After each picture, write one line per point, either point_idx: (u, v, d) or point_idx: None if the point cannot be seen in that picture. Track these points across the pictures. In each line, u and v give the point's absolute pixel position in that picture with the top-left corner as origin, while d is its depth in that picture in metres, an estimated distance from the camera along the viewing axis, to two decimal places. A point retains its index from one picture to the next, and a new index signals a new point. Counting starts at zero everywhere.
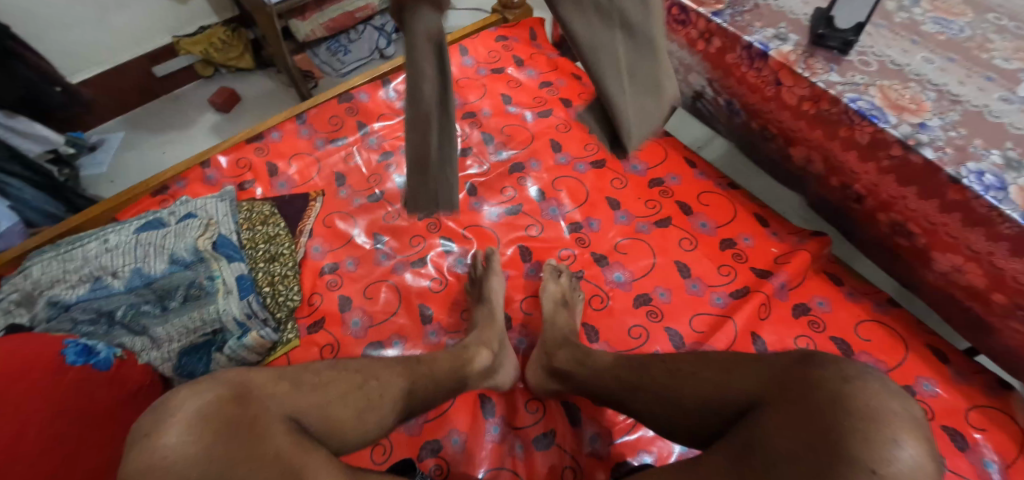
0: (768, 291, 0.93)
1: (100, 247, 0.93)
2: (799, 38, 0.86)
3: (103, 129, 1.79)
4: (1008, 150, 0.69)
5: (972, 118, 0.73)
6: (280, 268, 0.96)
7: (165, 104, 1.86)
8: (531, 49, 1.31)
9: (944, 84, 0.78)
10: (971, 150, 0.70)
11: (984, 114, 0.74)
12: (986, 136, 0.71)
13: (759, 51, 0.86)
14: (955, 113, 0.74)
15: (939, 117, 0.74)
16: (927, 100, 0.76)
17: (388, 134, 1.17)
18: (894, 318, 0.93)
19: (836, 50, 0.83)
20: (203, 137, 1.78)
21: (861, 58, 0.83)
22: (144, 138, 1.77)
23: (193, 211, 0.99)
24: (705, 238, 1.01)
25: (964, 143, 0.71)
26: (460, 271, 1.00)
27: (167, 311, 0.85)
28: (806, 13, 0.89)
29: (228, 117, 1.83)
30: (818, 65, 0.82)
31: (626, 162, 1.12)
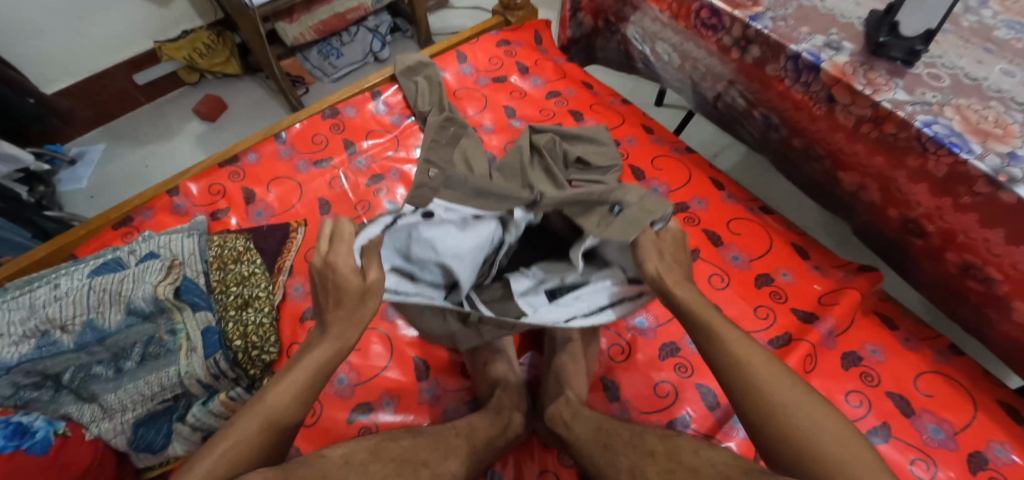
0: (814, 339, 0.81)
1: (49, 293, 0.81)
2: (854, 46, 0.73)
3: (82, 141, 1.67)
4: None
5: None
6: (254, 315, 0.83)
7: (148, 113, 1.73)
8: (536, 55, 1.18)
9: None
10: None
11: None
12: None
13: (809, 63, 0.73)
14: None
15: None
16: (1014, 122, 0.64)
17: (378, 153, 1.04)
18: (957, 368, 0.81)
19: (900, 61, 0.71)
20: (187, 148, 1.66)
21: (930, 71, 0.70)
22: (125, 151, 1.65)
23: (156, 249, 0.86)
24: (738, 274, 0.89)
25: None
26: None
27: (121, 373, 0.75)
28: (860, 17, 0.76)
29: (214, 126, 1.71)
30: (880, 80, 0.69)
31: (645, 184, 0.99)
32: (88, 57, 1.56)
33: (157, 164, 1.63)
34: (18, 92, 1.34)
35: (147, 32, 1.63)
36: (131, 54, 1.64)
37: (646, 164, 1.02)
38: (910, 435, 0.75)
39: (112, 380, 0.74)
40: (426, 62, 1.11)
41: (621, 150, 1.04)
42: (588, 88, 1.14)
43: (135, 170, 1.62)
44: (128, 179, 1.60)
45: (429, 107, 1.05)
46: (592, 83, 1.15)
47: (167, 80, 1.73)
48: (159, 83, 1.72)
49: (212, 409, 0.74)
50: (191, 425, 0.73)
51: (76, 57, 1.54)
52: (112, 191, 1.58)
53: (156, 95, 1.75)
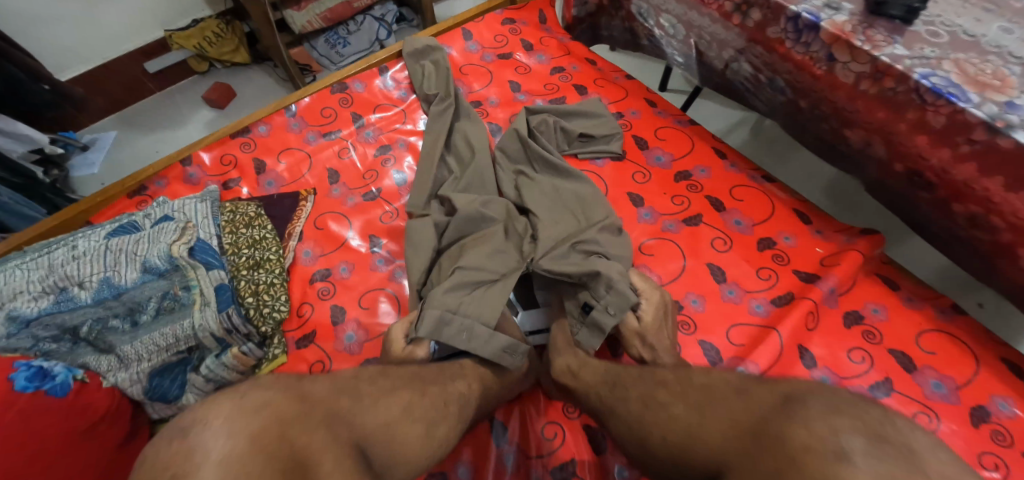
0: (816, 298, 0.82)
1: (67, 254, 0.84)
2: (853, 6, 0.75)
3: (95, 128, 1.70)
4: None
5: None
6: (266, 276, 0.85)
7: (159, 101, 1.77)
8: (540, 33, 1.20)
9: None
10: None
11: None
12: None
13: (809, 22, 0.75)
14: None
15: None
16: (1012, 75, 0.65)
17: (385, 126, 1.06)
18: (960, 326, 0.82)
19: (898, 19, 0.72)
20: (197, 134, 1.69)
21: (928, 28, 0.71)
22: (136, 137, 1.68)
23: (170, 213, 0.89)
24: (740, 237, 0.90)
25: None
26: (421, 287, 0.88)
27: (137, 326, 0.76)
28: None
29: (223, 113, 1.74)
30: (879, 37, 0.71)
31: (648, 153, 1.01)
32: (101, 45, 1.59)
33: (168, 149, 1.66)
34: (33, 79, 1.36)
35: (160, 21, 1.66)
36: (143, 42, 1.67)
37: (649, 135, 1.03)
38: (912, 390, 0.76)
39: (129, 332, 0.75)
40: (434, 45, 1.12)
41: (624, 122, 1.05)
42: (592, 64, 1.16)
43: (146, 155, 1.65)
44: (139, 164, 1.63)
45: (436, 91, 1.06)
46: (595, 60, 1.17)
47: (177, 68, 1.76)
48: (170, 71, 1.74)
49: (226, 361, 0.76)
50: (205, 376, 0.75)
51: (90, 46, 1.57)
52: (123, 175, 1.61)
53: (166, 83, 1.78)
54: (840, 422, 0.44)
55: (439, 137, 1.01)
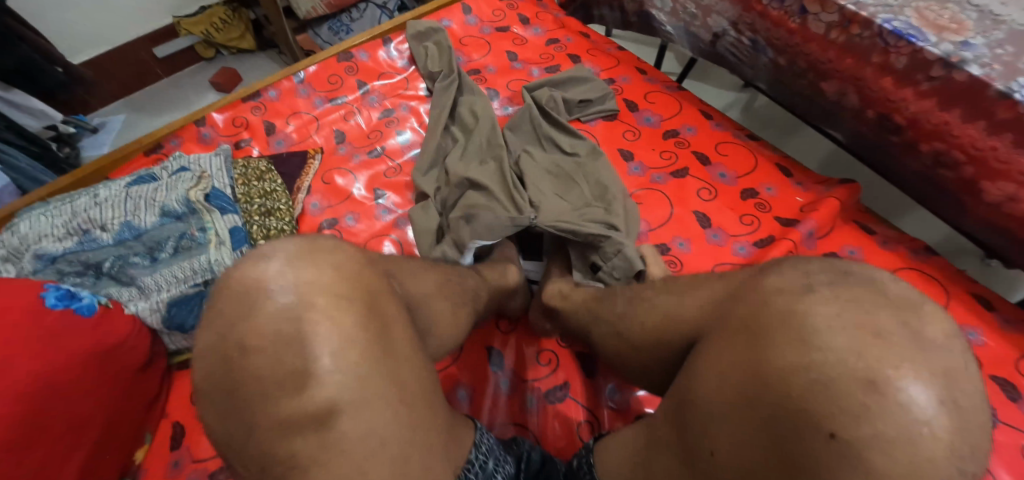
0: (795, 239, 0.87)
1: (89, 201, 0.88)
2: None
3: (105, 111, 1.74)
4: None
5: (1019, 36, 0.68)
6: (276, 222, 0.90)
7: (168, 85, 1.82)
8: (536, 8, 1.26)
9: (985, 5, 0.72)
10: (1021, 66, 0.66)
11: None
12: None
13: None
14: (1001, 31, 0.69)
15: (983, 35, 0.69)
16: (969, 19, 0.71)
17: (388, 92, 1.12)
18: (933, 265, 0.86)
19: None
20: None
21: None
22: (145, 119, 1.73)
23: (186, 165, 0.94)
24: (725, 188, 0.95)
25: (1013, 59, 0.66)
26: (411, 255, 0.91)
27: (157, 262, 0.81)
28: None
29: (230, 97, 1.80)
30: None
31: (638, 115, 1.06)
32: (113, 30, 1.67)
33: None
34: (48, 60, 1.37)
35: (167, 7, 1.74)
36: (152, 28, 1.75)
37: (639, 98, 1.09)
38: None
39: (148, 267, 0.81)
40: (437, 28, 1.17)
41: (615, 87, 1.11)
42: (586, 36, 1.22)
43: None
44: None
45: (440, 68, 1.11)
46: (589, 33, 1.23)
47: (186, 54, 1.82)
48: (179, 56, 1.81)
49: None
50: None
51: (104, 32, 1.65)
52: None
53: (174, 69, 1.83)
54: (809, 269, 0.49)
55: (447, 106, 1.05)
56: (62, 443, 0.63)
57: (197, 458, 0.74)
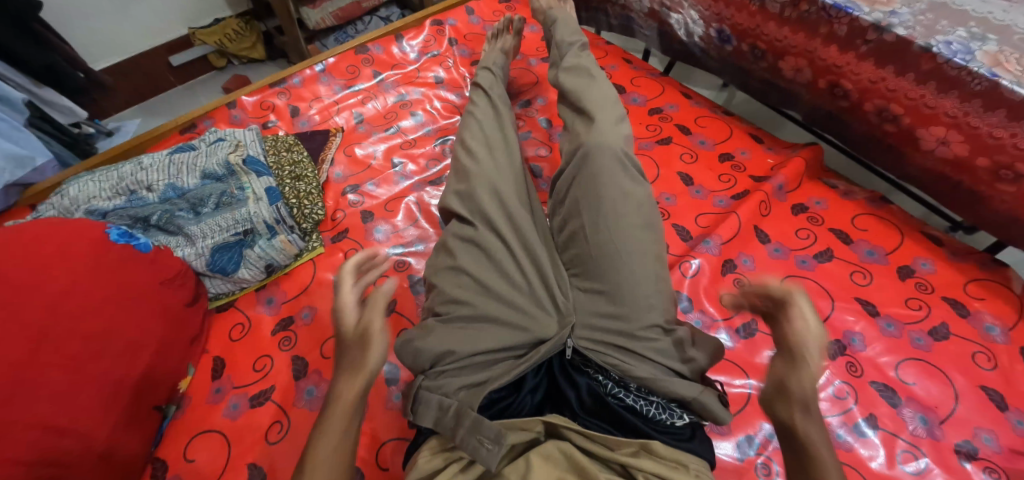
0: (767, 190, 0.99)
1: (135, 166, 0.97)
2: None
3: (119, 116, 1.82)
4: (971, 27, 0.79)
5: (937, 6, 0.83)
6: (305, 186, 1.00)
7: (183, 93, 1.91)
8: (531, 10, 1.40)
9: None
10: (938, 28, 0.80)
11: (948, 3, 0.84)
12: (950, 18, 0.81)
13: None
14: (922, 3, 0.84)
15: (908, 7, 0.84)
16: None
17: (401, 80, 1.24)
18: (888, 211, 0.98)
19: None
20: None
21: None
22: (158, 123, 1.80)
23: (222, 136, 1.03)
24: (704, 153, 1.07)
25: (932, 23, 0.81)
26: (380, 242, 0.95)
27: (200, 215, 0.90)
28: None
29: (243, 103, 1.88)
30: None
31: (626, 96, 1.19)
32: (133, 41, 1.78)
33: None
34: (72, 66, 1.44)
35: (183, 19, 1.85)
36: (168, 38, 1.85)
37: (626, 83, 1.22)
38: (849, 256, 0.92)
39: (193, 219, 0.89)
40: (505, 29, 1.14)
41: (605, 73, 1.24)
42: None
43: None
44: None
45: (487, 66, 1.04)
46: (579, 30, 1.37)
47: (198, 63, 1.92)
48: (191, 65, 1.91)
49: (276, 244, 0.90)
50: (258, 254, 0.89)
51: (121, 41, 1.75)
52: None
53: (188, 77, 1.94)
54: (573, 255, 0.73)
55: (494, 49, 1.12)
56: (123, 357, 0.71)
57: (237, 384, 0.80)
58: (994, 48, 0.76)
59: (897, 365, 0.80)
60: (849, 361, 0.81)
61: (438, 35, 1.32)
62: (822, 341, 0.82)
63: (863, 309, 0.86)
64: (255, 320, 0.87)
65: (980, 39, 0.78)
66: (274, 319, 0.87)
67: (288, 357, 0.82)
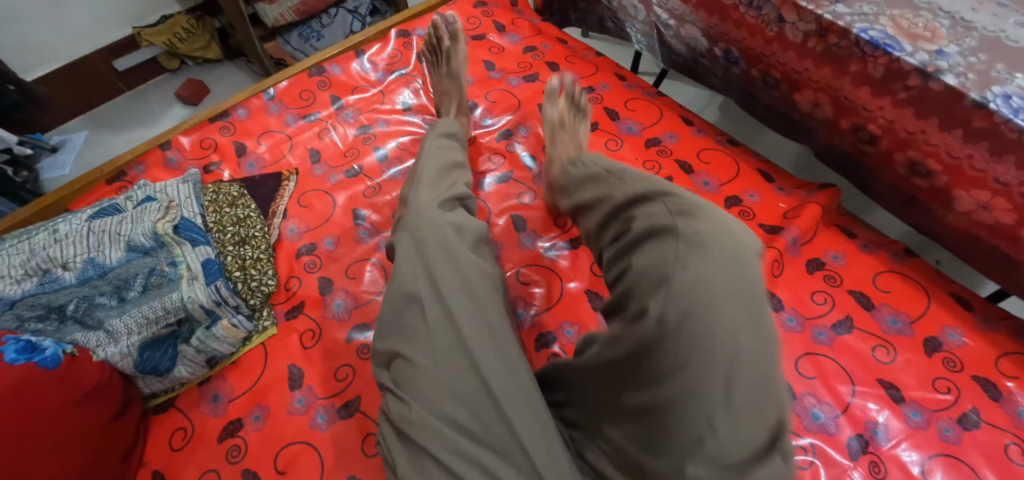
0: (780, 247, 0.87)
1: (48, 238, 0.82)
2: None
3: (64, 130, 1.62)
4: None
5: (991, 43, 0.69)
6: (252, 251, 0.87)
7: (133, 99, 1.71)
8: (512, 15, 1.24)
9: (956, 11, 0.73)
10: (993, 75, 0.66)
11: (1003, 39, 0.69)
12: (1008, 60, 0.67)
13: None
14: (972, 39, 0.70)
15: (957, 44, 0.70)
16: (941, 27, 0.72)
17: (364, 107, 1.09)
18: (911, 267, 0.88)
19: None
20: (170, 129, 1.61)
21: None
22: (104, 135, 1.60)
23: (153, 194, 0.89)
24: (708, 196, 0.95)
25: (986, 68, 0.67)
26: (339, 318, 0.83)
27: (125, 302, 0.77)
28: None
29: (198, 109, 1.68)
30: None
31: (620, 123, 1.05)
32: (69, 44, 1.53)
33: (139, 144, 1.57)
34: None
35: (128, 17, 1.61)
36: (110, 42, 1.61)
37: (620, 106, 1.08)
38: (869, 325, 0.82)
39: (116, 308, 0.76)
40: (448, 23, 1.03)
41: (595, 95, 1.10)
42: (564, 42, 1.21)
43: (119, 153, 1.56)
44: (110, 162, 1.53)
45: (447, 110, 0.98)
46: (566, 39, 1.21)
47: (147, 66, 1.71)
48: (139, 69, 1.69)
49: (216, 333, 0.77)
50: (196, 347, 0.77)
51: (53, 43, 1.49)
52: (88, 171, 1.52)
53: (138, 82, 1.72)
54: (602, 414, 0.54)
55: (441, 78, 1.01)
56: None
57: None
58: None
59: (924, 463, 0.72)
60: (872, 460, 0.72)
61: (405, 50, 1.16)
62: (843, 436, 0.74)
63: (886, 394, 0.77)
64: (199, 424, 0.76)
65: None
66: (220, 423, 0.76)
67: (239, 467, 0.71)
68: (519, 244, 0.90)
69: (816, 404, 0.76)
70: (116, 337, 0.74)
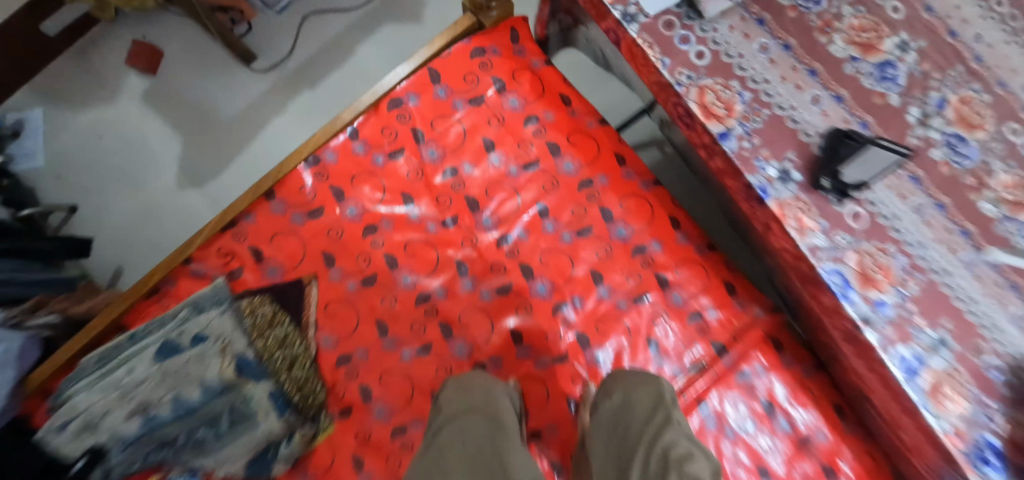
0: (718, 368, 1.10)
1: (132, 376, 1.04)
2: (801, 177, 0.83)
3: (17, 104, 1.75)
4: (943, 329, 0.82)
5: (929, 293, 0.82)
6: (301, 371, 1.08)
7: (77, 67, 1.79)
8: (513, 64, 1.15)
9: (918, 248, 0.83)
10: (910, 329, 0.81)
11: (942, 285, 0.83)
12: (931, 312, 0.82)
13: (758, 196, 0.82)
14: (917, 285, 0.82)
15: (899, 291, 0.82)
16: (895, 267, 0.82)
17: (368, 201, 1.13)
18: (818, 381, 1.11)
19: (833, 195, 0.82)
20: (134, 106, 1.76)
21: (854, 210, 0.83)
22: (65, 115, 1.75)
23: (204, 329, 1.07)
24: (675, 310, 1.12)
25: (908, 320, 0.81)
26: (383, 421, 1.07)
27: (221, 434, 1.03)
28: (818, 136, 0.83)
29: (155, 79, 1.78)
30: (809, 222, 0.82)
31: (612, 226, 1.13)
32: None
33: (108, 131, 1.74)
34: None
35: None
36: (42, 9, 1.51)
37: (615, 205, 1.13)
38: (771, 427, 1.08)
39: (215, 440, 1.02)
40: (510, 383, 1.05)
41: (594, 190, 1.13)
42: (566, 106, 1.15)
43: (91, 139, 1.74)
44: (80, 148, 1.73)
45: None
46: (570, 97, 1.16)
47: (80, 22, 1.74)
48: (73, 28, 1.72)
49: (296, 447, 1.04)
50: (284, 460, 1.03)
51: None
52: (76, 168, 1.72)
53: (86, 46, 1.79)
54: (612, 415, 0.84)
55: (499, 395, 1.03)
56: None
57: None
58: (941, 366, 0.81)
59: None
60: None
61: (401, 126, 1.14)
62: None
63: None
64: None
65: (938, 350, 0.81)
66: None
67: None
68: (517, 357, 1.11)
69: None
70: (225, 459, 1.02)
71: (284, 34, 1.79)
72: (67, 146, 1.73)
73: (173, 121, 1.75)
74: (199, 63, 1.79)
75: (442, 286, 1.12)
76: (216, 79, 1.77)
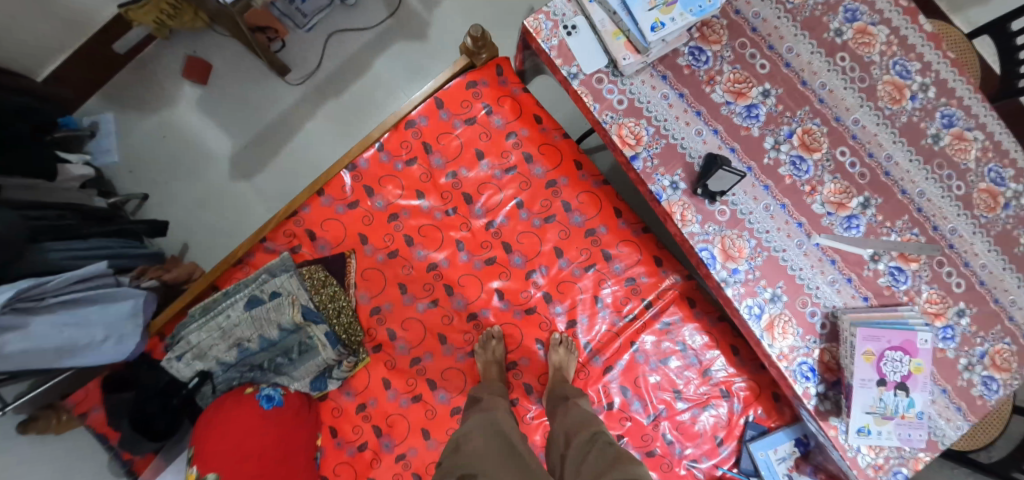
0: (645, 318, 1.52)
1: (228, 320, 1.47)
2: (685, 186, 1.24)
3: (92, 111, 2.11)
4: (777, 288, 1.24)
5: (769, 263, 1.24)
6: (347, 317, 1.52)
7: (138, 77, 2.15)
8: (499, 92, 1.53)
9: (763, 233, 1.24)
10: (754, 287, 1.24)
11: (779, 259, 1.23)
12: (771, 277, 1.24)
13: (657, 198, 1.24)
14: (761, 258, 1.24)
15: (749, 263, 1.24)
16: (747, 248, 1.23)
17: (391, 196, 1.54)
18: (718, 328, 1.53)
19: (706, 198, 1.23)
20: (190, 111, 2.15)
21: (721, 208, 1.24)
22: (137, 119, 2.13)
23: (278, 288, 1.48)
24: (616, 277, 1.52)
25: (754, 282, 1.24)
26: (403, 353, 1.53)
27: (293, 360, 1.49)
28: (698, 158, 1.23)
29: (207, 88, 2.16)
30: (690, 216, 1.23)
31: (571, 215, 1.52)
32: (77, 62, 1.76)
33: (171, 133, 2.13)
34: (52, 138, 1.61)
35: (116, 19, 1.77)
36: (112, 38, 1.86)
37: (573, 199, 1.52)
38: (683, 360, 1.52)
39: (290, 363, 1.48)
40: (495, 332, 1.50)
41: (558, 188, 1.52)
42: (538, 124, 1.54)
43: (157, 139, 2.13)
44: (148, 146, 2.13)
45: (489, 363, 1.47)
46: (541, 116, 1.54)
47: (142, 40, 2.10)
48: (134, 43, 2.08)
49: (345, 369, 1.49)
50: (337, 378, 1.50)
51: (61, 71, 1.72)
52: (147, 163, 2.12)
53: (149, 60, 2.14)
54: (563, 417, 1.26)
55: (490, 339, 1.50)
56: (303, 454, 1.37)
57: (348, 439, 1.49)
58: (776, 311, 1.24)
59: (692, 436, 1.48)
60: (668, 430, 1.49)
61: (415, 140, 1.54)
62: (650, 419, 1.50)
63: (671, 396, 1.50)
64: (344, 406, 1.52)
65: (773, 301, 1.24)
66: (354, 402, 1.51)
67: (369, 426, 1.49)
68: (499, 309, 1.54)
69: (640, 401, 1.51)
70: (297, 376, 1.48)
71: (313, 51, 2.17)
72: (139, 143, 2.13)
73: (222, 123, 2.15)
74: (242, 75, 2.17)
75: (445, 257, 1.54)
76: (257, 86, 2.16)
